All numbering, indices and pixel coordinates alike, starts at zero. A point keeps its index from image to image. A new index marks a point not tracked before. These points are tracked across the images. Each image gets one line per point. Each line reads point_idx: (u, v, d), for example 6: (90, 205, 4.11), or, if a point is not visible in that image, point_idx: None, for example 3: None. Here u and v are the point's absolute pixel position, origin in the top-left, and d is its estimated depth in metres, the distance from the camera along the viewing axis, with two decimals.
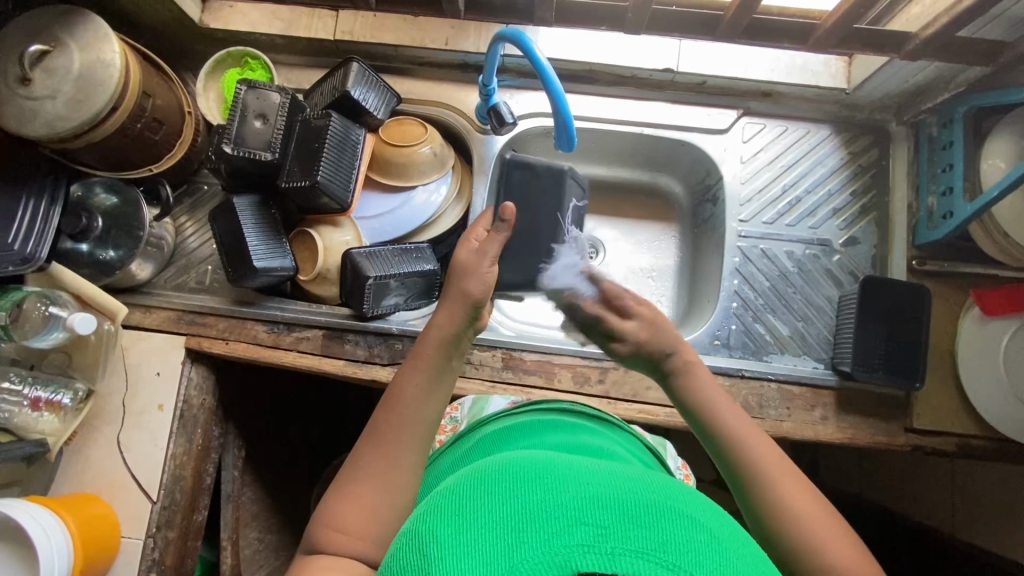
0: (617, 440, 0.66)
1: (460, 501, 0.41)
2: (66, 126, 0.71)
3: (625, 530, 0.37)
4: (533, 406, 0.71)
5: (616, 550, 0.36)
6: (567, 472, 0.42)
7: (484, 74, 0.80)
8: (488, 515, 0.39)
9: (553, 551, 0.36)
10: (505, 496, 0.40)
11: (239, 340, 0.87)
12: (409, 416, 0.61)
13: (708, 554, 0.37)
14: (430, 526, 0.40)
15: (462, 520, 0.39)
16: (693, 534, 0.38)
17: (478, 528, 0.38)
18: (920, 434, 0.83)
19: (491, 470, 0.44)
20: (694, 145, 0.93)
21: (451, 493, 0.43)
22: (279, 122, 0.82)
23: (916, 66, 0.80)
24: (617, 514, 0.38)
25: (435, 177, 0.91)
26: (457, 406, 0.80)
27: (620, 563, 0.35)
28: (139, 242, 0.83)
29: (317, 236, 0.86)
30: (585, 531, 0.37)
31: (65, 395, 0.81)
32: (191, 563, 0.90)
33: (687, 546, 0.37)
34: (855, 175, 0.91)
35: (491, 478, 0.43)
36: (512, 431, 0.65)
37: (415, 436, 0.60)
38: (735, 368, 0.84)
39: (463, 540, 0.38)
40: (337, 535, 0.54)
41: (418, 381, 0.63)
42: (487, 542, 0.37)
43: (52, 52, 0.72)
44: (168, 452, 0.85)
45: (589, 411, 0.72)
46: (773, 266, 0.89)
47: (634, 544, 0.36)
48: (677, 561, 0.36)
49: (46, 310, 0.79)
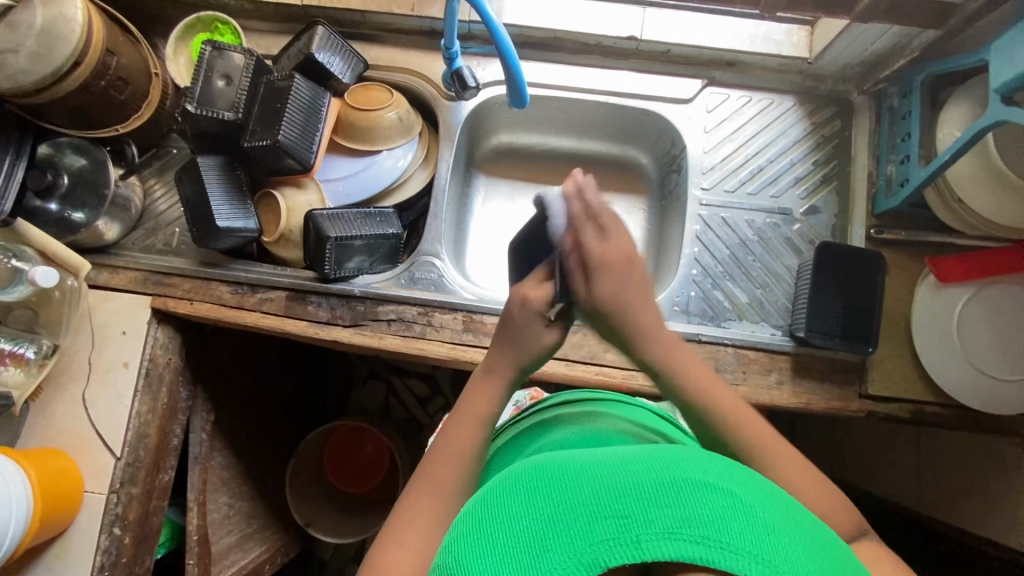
0: (620, 418, 0.69)
1: (482, 526, 0.43)
2: (28, 79, 0.73)
3: (646, 513, 0.39)
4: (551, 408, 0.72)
5: (642, 536, 0.38)
6: (575, 469, 0.45)
7: (446, 37, 0.81)
8: (510, 535, 0.41)
9: (582, 551, 0.38)
10: (525, 511, 0.42)
11: (203, 301, 0.89)
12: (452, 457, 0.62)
13: (733, 514, 0.40)
14: (461, 555, 0.42)
15: (492, 547, 0.41)
16: (713, 499, 0.40)
17: (507, 546, 0.40)
18: (874, 400, 0.84)
19: (505, 492, 0.46)
20: (660, 114, 0.94)
21: (473, 522, 0.44)
22: (243, 83, 0.84)
23: (873, 33, 0.81)
24: (634, 500, 0.40)
25: (401, 141, 0.92)
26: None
27: (648, 549, 0.38)
28: (104, 200, 0.84)
29: (281, 198, 0.87)
30: (608, 526, 0.39)
31: (29, 349, 0.82)
32: (155, 522, 0.91)
33: (709, 513, 0.39)
34: (817, 145, 0.92)
35: (506, 498, 0.45)
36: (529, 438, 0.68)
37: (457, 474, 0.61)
38: (693, 333, 0.85)
39: (493, 562, 0.40)
40: None
41: (465, 433, 0.63)
42: (521, 562, 0.39)
43: (15, 7, 0.72)
44: (132, 410, 0.86)
45: (594, 396, 0.76)
46: (732, 233, 0.90)
47: (658, 527, 0.38)
48: (704, 531, 0.38)
49: (10, 262, 0.81)
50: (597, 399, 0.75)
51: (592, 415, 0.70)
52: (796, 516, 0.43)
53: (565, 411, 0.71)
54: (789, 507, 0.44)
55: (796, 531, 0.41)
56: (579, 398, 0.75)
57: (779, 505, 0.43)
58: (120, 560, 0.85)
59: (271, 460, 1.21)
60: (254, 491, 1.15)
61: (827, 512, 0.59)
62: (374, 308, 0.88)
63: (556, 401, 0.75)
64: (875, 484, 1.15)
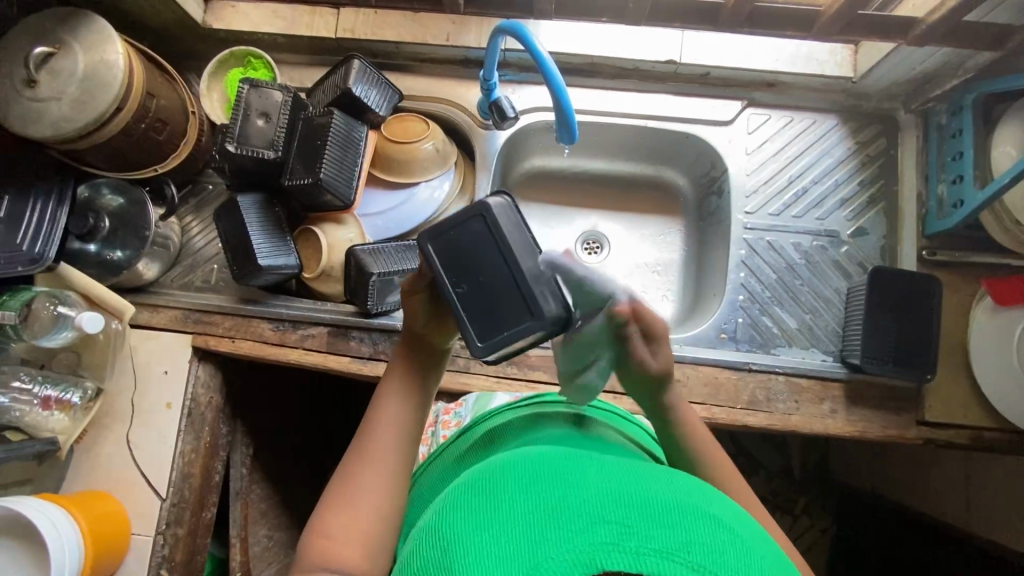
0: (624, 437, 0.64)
1: (482, 500, 0.43)
2: (71, 127, 0.72)
3: (648, 530, 0.38)
4: (536, 401, 0.67)
5: (641, 548, 0.37)
6: (583, 471, 0.44)
7: (486, 68, 0.80)
8: (507, 513, 0.41)
9: (578, 546, 0.37)
10: (527, 495, 0.42)
11: (244, 338, 0.88)
12: (393, 423, 0.60)
13: (732, 553, 0.38)
14: (453, 525, 0.42)
15: (485, 524, 0.41)
16: (717, 532, 0.40)
17: (502, 526, 0.40)
18: (931, 426, 0.82)
19: (508, 472, 0.46)
20: (700, 137, 0.92)
21: (470, 495, 0.45)
22: (282, 120, 0.83)
23: (923, 53, 0.79)
24: (639, 513, 0.39)
25: (438, 173, 0.92)
26: (460, 402, 0.80)
27: (644, 562, 0.36)
28: (146, 241, 0.83)
29: (321, 233, 0.87)
30: (608, 530, 0.38)
31: (74, 394, 0.82)
32: (200, 560, 0.91)
33: (711, 545, 0.38)
34: (862, 166, 0.90)
35: (509, 481, 0.44)
36: (509, 431, 0.62)
37: (399, 442, 0.60)
38: (742, 362, 0.83)
39: (486, 539, 0.39)
40: (325, 541, 0.53)
41: (393, 381, 0.63)
42: (514, 544, 0.38)
43: (56, 54, 0.73)
44: (177, 449, 0.86)
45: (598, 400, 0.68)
46: (779, 258, 0.88)
47: (659, 544, 0.37)
48: (702, 561, 0.37)
49: (55, 310, 0.80)
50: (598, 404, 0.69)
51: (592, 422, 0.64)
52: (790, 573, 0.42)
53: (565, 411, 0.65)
54: (784, 563, 0.43)
55: None
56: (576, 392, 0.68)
57: (778, 562, 0.42)
58: None
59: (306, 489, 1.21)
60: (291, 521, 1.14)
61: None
62: None
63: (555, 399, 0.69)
64: (924, 505, 1.12)
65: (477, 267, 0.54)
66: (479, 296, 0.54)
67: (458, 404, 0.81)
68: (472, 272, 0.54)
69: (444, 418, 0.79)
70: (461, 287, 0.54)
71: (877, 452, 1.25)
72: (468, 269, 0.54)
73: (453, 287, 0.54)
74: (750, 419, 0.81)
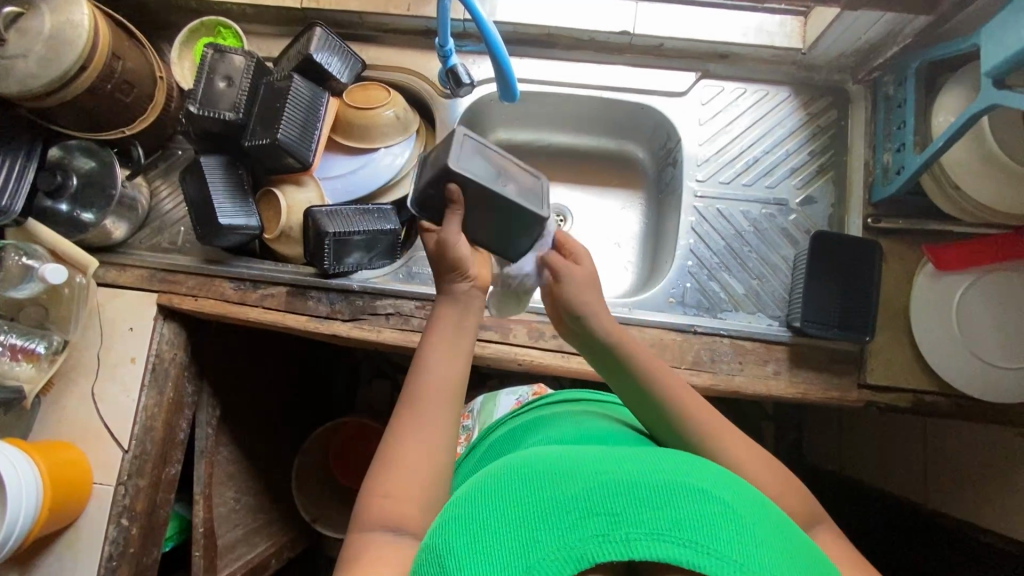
0: (611, 418, 0.71)
1: (474, 511, 0.45)
2: (37, 84, 0.75)
3: (638, 514, 0.40)
4: (537, 404, 0.76)
5: (631, 535, 0.39)
6: (574, 464, 0.46)
7: (439, 35, 0.82)
8: (505, 518, 0.43)
9: (571, 544, 0.40)
10: (517, 501, 0.44)
11: (207, 298, 0.91)
12: (440, 381, 0.61)
13: (722, 523, 0.41)
14: (450, 536, 0.44)
15: (482, 529, 0.43)
16: (706, 506, 0.42)
17: (496, 534, 0.42)
18: (872, 389, 0.83)
19: (500, 476, 0.48)
20: (654, 108, 0.94)
21: (467, 503, 0.46)
22: (244, 84, 0.86)
23: (864, 22, 0.81)
24: (628, 500, 0.41)
25: (398, 140, 0.94)
26: (470, 414, 0.96)
27: (635, 547, 0.39)
28: (111, 200, 0.87)
29: (282, 195, 0.89)
30: (597, 522, 0.40)
31: (39, 344, 0.85)
32: (162, 514, 0.93)
33: (700, 520, 0.40)
34: (813, 136, 0.92)
35: (503, 483, 0.46)
36: (516, 433, 0.71)
37: (447, 398, 0.61)
38: (688, 324, 0.85)
39: (480, 548, 0.41)
40: (380, 500, 0.56)
41: (440, 342, 0.63)
42: (512, 548, 0.41)
43: (26, 14, 0.76)
44: (140, 403, 0.88)
45: (589, 396, 0.78)
46: (727, 225, 0.90)
47: (648, 528, 0.40)
48: (692, 536, 0.39)
49: (21, 260, 0.84)
50: (593, 399, 0.77)
51: (588, 412, 0.72)
52: (787, 534, 0.44)
53: (564, 407, 0.74)
54: (780, 524, 0.45)
55: (792, 554, 0.41)
56: (570, 392, 0.79)
57: (773, 521, 0.44)
58: (127, 551, 0.87)
59: (277, 456, 1.23)
60: (259, 487, 1.16)
61: (794, 501, 0.61)
62: (373, 303, 0.89)
63: (558, 398, 0.78)
64: (885, 480, 1.13)
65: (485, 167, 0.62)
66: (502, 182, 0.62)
67: (466, 416, 0.98)
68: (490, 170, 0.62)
69: (456, 435, 0.95)
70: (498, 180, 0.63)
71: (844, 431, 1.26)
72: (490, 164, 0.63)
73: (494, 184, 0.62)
74: (694, 379, 0.83)
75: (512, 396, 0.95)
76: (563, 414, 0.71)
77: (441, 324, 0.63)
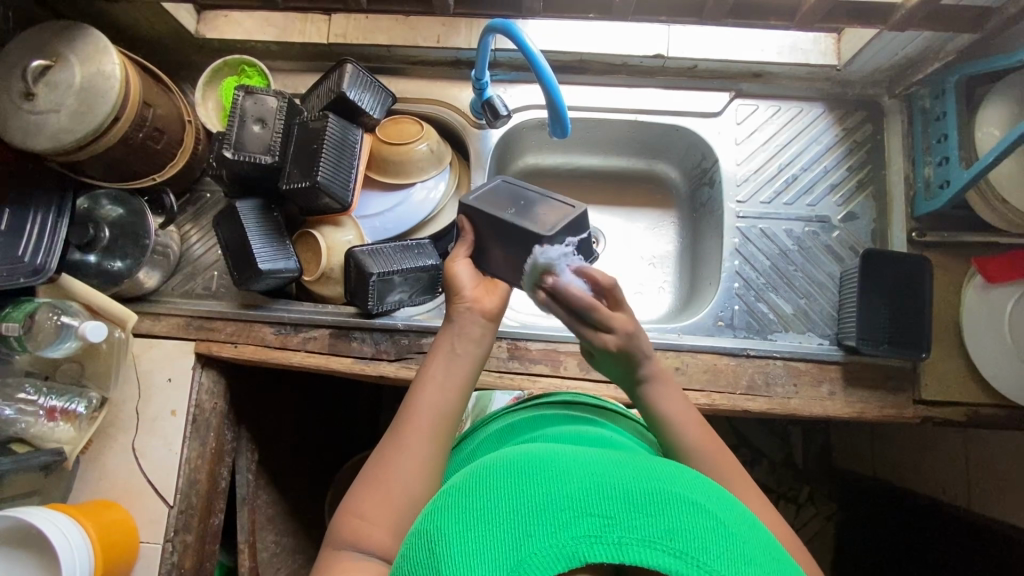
0: (615, 428, 0.66)
1: (464, 500, 0.42)
2: (69, 139, 0.73)
3: (631, 519, 0.38)
4: (541, 402, 0.70)
5: (624, 539, 0.37)
6: (570, 459, 0.43)
7: (476, 68, 0.81)
8: (491, 508, 0.40)
9: (560, 542, 0.37)
10: (509, 489, 0.41)
11: (247, 343, 0.89)
12: (429, 415, 0.60)
13: (716, 538, 0.38)
14: (438, 524, 0.40)
15: (471, 516, 0.40)
16: (699, 518, 0.39)
17: (483, 523, 0.39)
18: (928, 405, 0.83)
19: (494, 464, 0.44)
20: (690, 129, 0.94)
21: (454, 492, 0.43)
22: (278, 126, 0.84)
23: (904, 39, 0.81)
24: (623, 504, 0.39)
25: (433, 173, 0.93)
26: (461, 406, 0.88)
27: (625, 551, 0.37)
28: (146, 250, 0.84)
29: (320, 236, 0.88)
30: (590, 523, 0.37)
31: (79, 404, 0.82)
32: (209, 567, 0.91)
33: (695, 532, 0.38)
34: (850, 151, 0.92)
35: (493, 471, 0.43)
36: (518, 428, 0.65)
37: (434, 426, 0.60)
38: (740, 348, 0.85)
39: (470, 538, 0.38)
40: (355, 519, 0.55)
41: (435, 374, 0.63)
42: (499, 541, 0.37)
43: (53, 66, 0.73)
44: (183, 456, 0.86)
45: (594, 402, 0.72)
46: (772, 244, 0.90)
47: (641, 533, 0.37)
48: (684, 547, 0.37)
49: (58, 319, 0.80)
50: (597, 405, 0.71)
51: (588, 420, 0.66)
52: (775, 549, 0.42)
53: (560, 411, 0.68)
54: (769, 538, 0.43)
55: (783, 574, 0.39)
56: (569, 394, 0.74)
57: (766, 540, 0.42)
58: None
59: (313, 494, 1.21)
60: (298, 527, 1.14)
61: None
62: (419, 341, 0.88)
63: (554, 399, 0.72)
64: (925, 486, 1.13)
65: (513, 199, 0.66)
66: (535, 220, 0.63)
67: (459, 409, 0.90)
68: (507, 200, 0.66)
69: None
70: (510, 211, 0.64)
71: (878, 437, 1.26)
72: (508, 200, 0.66)
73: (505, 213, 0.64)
74: (750, 404, 0.82)
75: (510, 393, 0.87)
76: (568, 418, 0.66)
77: (434, 356, 0.64)
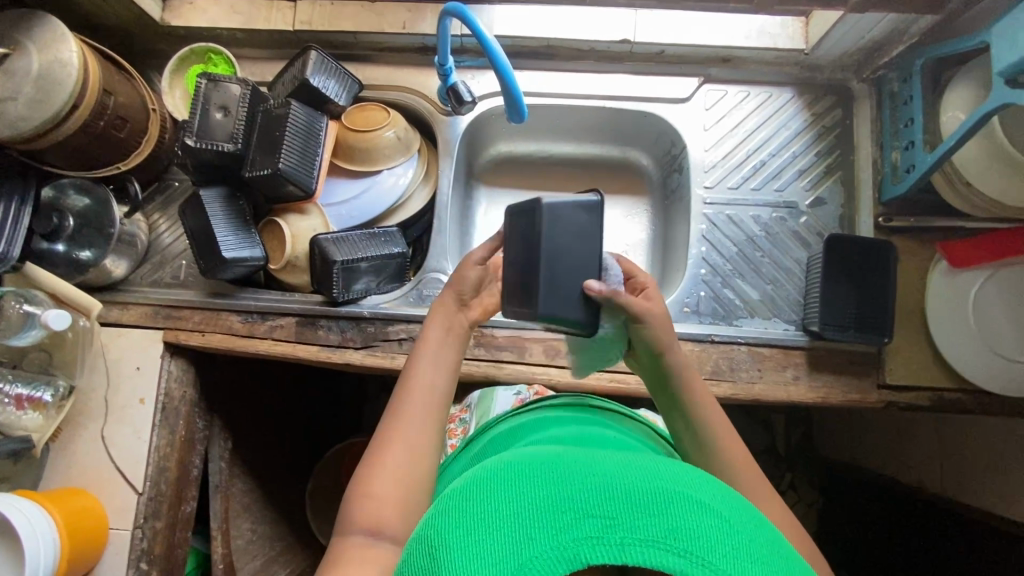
0: (628, 431, 0.65)
1: (463, 501, 0.41)
2: (27, 126, 0.73)
3: (634, 520, 0.37)
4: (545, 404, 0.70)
5: (626, 540, 0.36)
6: (572, 460, 0.42)
7: (439, 54, 0.81)
8: (490, 509, 0.39)
9: (562, 543, 0.36)
10: (509, 490, 0.40)
11: (215, 332, 0.89)
12: (427, 394, 0.63)
13: (721, 537, 0.37)
14: (438, 530, 0.40)
15: (470, 519, 0.39)
16: (703, 518, 0.38)
17: (483, 527, 0.38)
18: (893, 390, 0.83)
19: (493, 468, 0.44)
20: (659, 115, 0.94)
21: (454, 495, 0.43)
22: (241, 113, 0.84)
23: (867, 22, 0.80)
24: (626, 504, 0.38)
25: (400, 160, 0.93)
26: (466, 407, 0.86)
27: (628, 553, 0.35)
28: (111, 239, 0.84)
29: (285, 224, 0.88)
30: (591, 525, 0.37)
31: (46, 392, 0.83)
32: (181, 553, 0.92)
33: (700, 531, 0.37)
34: (819, 136, 0.91)
35: (492, 474, 0.43)
36: (522, 428, 0.64)
37: (432, 404, 0.63)
38: (705, 334, 0.85)
39: (471, 540, 0.37)
40: (366, 500, 0.57)
41: (428, 357, 0.65)
42: (500, 543, 0.37)
43: (11, 55, 0.73)
44: (152, 444, 0.86)
45: (604, 406, 0.71)
46: (739, 231, 0.90)
47: (644, 533, 0.36)
48: (688, 547, 0.36)
49: (21, 308, 0.81)
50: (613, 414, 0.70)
51: (594, 421, 0.65)
52: (786, 549, 0.41)
53: (567, 412, 0.67)
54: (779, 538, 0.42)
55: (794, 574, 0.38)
56: (574, 399, 0.72)
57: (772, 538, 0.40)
58: None
59: (293, 482, 1.22)
60: (275, 514, 1.14)
61: None
62: (384, 329, 0.87)
63: (556, 401, 0.71)
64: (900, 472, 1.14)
65: (535, 244, 0.58)
66: (517, 286, 0.60)
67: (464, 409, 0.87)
68: (526, 244, 0.59)
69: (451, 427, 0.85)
70: (518, 258, 0.60)
71: (856, 423, 1.26)
72: (530, 244, 0.59)
73: (512, 257, 0.60)
74: (715, 390, 0.82)
75: (512, 391, 0.85)
76: (576, 419, 0.65)
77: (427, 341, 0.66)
